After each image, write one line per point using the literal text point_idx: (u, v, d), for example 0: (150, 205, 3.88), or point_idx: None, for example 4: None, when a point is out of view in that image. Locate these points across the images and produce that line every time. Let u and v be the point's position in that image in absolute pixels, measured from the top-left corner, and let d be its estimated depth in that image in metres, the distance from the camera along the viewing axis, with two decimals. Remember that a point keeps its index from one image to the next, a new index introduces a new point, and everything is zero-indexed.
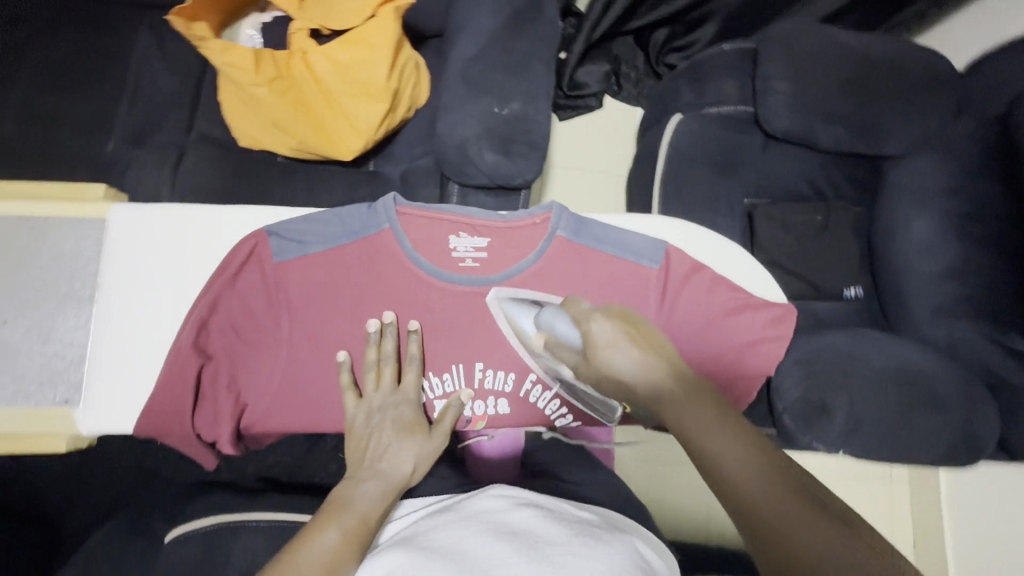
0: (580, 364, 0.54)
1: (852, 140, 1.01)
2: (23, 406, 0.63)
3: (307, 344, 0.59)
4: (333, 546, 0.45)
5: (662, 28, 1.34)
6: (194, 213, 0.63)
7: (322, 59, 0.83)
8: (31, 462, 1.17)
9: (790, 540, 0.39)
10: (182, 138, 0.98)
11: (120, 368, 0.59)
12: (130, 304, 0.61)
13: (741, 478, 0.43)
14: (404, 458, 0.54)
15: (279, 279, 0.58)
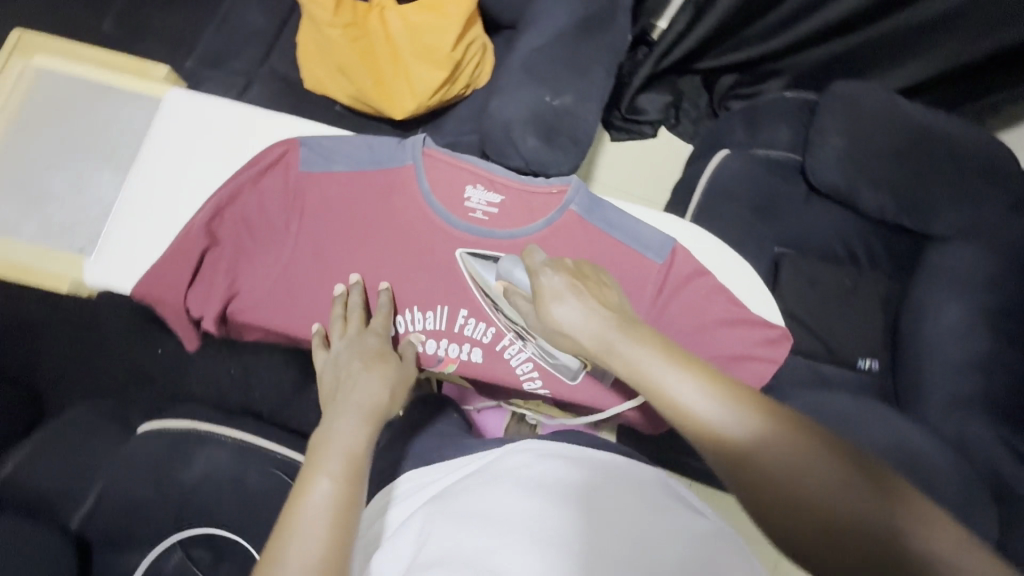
0: (532, 313, 0.56)
1: (896, 211, 0.99)
2: (47, 241, 0.87)
3: (308, 253, 0.61)
4: (332, 495, 0.44)
5: (731, 74, 1.36)
6: (240, 113, 0.67)
7: (397, 17, 0.89)
8: (41, 338, 1.23)
9: (789, 481, 0.43)
10: (253, 68, 1.04)
11: (134, 233, 0.63)
12: (160, 180, 0.64)
13: (739, 443, 0.45)
14: (371, 382, 0.54)
15: (300, 187, 0.61)
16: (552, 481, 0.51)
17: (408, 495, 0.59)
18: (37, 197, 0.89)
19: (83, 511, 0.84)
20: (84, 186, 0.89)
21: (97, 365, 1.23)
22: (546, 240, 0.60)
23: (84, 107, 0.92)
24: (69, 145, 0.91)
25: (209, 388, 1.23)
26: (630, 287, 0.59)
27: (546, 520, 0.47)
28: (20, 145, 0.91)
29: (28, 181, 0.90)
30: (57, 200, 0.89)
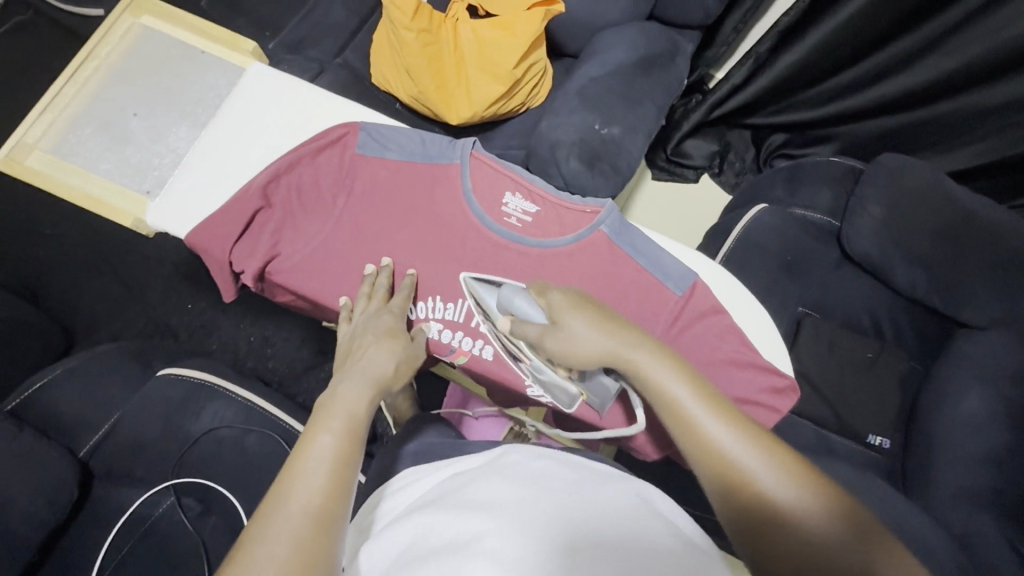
0: (546, 341, 0.55)
1: (928, 289, 0.99)
2: (120, 183, 0.96)
3: (350, 228, 0.65)
4: (331, 449, 0.46)
5: (780, 133, 1.38)
6: (310, 93, 0.72)
7: (469, 31, 0.94)
8: (85, 274, 1.31)
9: (780, 519, 0.43)
10: (328, 58, 1.12)
11: (197, 185, 0.68)
12: (228, 142, 0.69)
13: (741, 466, 0.46)
14: (381, 355, 0.56)
15: (354, 167, 0.65)
16: (549, 477, 0.48)
17: (399, 495, 0.56)
18: (120, 140, 0.98)
19: (91, 442, 0.87)
20: (163, 137, 0.98)
21: (130, 308, 1.30)
22: (572, 254, 0.61)
23: (176, 68, 1.01)
24: (155, 99, 0.99)
25: (227, 349, 1.28)
26: (647, 314, 0.60)
27: (544, 504, 0.43)
28: (113, 92, 1.00)
29: (115, 125, 0.98)
30: (136, 145, 0.97)
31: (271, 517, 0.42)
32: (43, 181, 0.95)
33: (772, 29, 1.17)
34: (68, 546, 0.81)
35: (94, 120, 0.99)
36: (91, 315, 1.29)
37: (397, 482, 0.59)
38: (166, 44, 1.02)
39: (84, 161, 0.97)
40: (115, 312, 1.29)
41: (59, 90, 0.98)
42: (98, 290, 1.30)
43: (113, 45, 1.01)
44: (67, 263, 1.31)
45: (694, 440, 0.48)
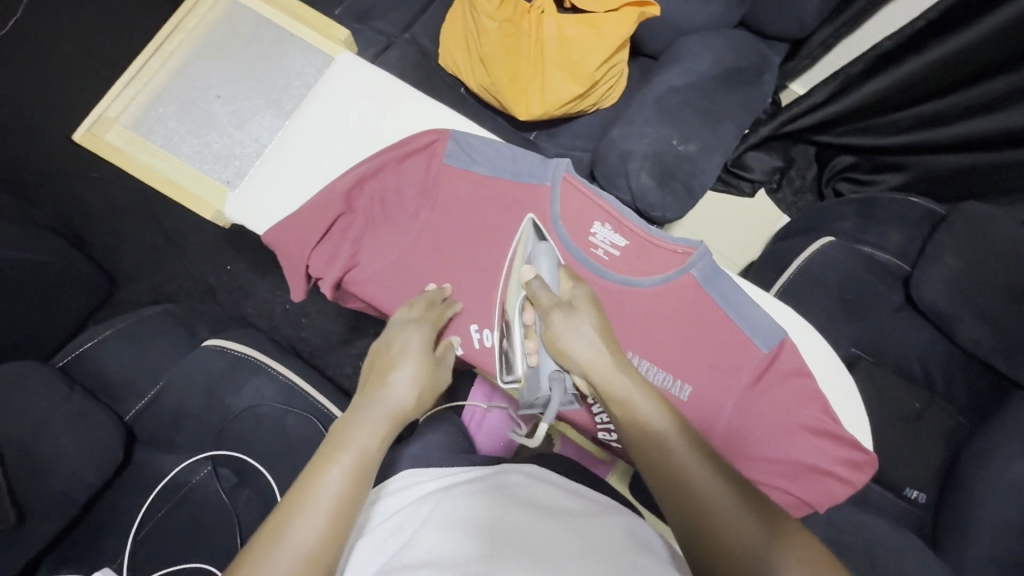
0: (552, 316, 0.54)
1: (993, 351, 0.93)
2: (180, 158, 0.92)
3: (431, 243, 0.64)
4: (338, 488, 0.46)
5: (849, 156, 1.32)
6: (396, 90, 0.70)
7: (553, 25, 0.87)
8: (127, 222, 1.30)
9: (731, 540, 0.45)
10: (397, 33, 1.08)
11: (276, 178, 0.67)
12: (310, 137, 0.68)
13: (671, 447, 0.50)
14: (409, 385, 0.54)
15: (438, 179, 0.64)
16: (546, 505, 0.55)
17: (395, 496, 0.60)
18: (204, 122, 0.94)
19: (136, 408, 0.88)
20: (246, 122, 0.94)
21: (171, 264, 1.30)
22: (658, 297, 0.58)
23: (247, 32, 0.97)
24: (225, 69, 0.96)
25: (264, 315, 1.28)
26: (728, 370, 0.57)
27: (545, 527, 0.50)
28: (194, 68, 0.96)
29: (196, 104, 0.94)
30: (218, 129, 0.94)
31: (276, 543, 0.43)
32: (121, 162, 0.92)
33: (867, 51, 1.11)
34: (114, 502, 0.84)
35: (178, 98, 0.95)
36: (132, 265, 1.29)
37: (382, 487, 0.64)
38: (251, 15, 0.98)
39: (166, 139, 0.93)
40: (158, 265, 1.29)
41: (148, 63, 0.95)
42: (142, 241, 1.30)
43: (200, 17, 0.97)
44: (111, 212, 1.30)
45: (655, 458, 0.50)
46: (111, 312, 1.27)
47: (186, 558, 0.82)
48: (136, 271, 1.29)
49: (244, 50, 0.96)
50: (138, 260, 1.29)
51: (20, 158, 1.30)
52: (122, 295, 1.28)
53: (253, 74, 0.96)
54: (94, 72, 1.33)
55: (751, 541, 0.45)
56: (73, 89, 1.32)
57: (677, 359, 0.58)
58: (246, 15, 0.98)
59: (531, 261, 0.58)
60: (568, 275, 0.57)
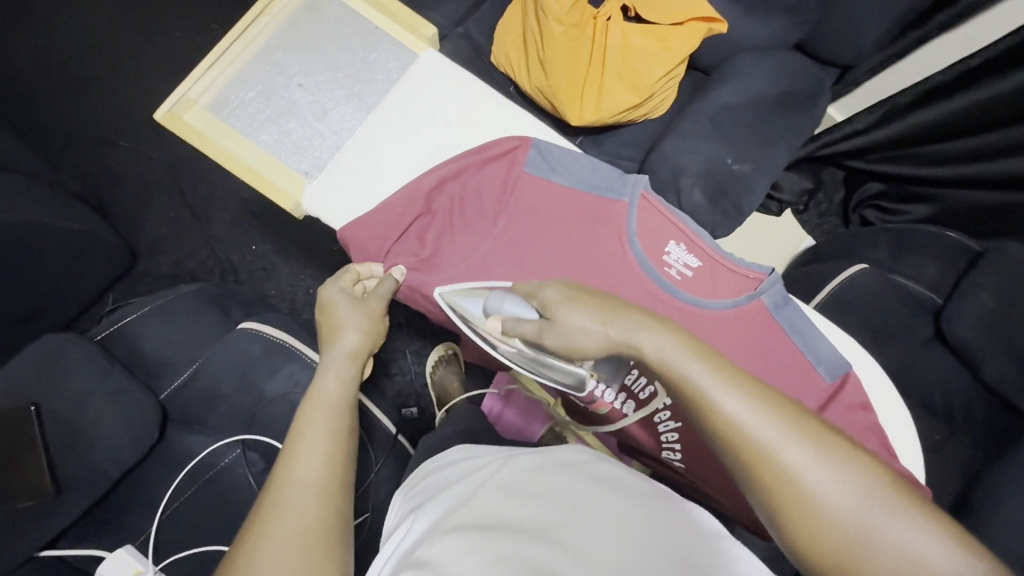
0: (543, 337, 0.54)
1: (1017, 391, 0.94)
2: (252, 142, 0.79)
3: (506, 248, 0.67)
4: (326, 442, 0.52)
5: (878, 182, 1.32)
6: (478, 92, 0.76)
7: (619, 33, 0.87)
8: (153, 194, 1.28)
9: (767, 455, 0.44)
10: (449, 26, 1.06)
11: (360, 171, 0.74)
12: (388, 137, 0.74)
13: (685, 373, 0.47)
14: (352, 328, 0.62)
15: (516, 185, 0.68)
16: (607, 480, 0.54)
17: (441, 471, 0.63)
18: (285, 111, 0.80)
19: (171, 387, 0.87)
20: (326, 113, 0.81)
21: (194, 239, 1.27)
22: (727, 320, 0.60)
23: (330, 18, 0.84)
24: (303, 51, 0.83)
25: (285, 298, 1.26)
26: (791, 397, 0.59)
27: (605, 507, 0.49)
28: (279, 53, 0.83)
29: (277, 93, 0.81)
30: (299, 120, 0.80)
31: (279, 501, 0.48)
32: (205, 150, 0.79)
33: (915, 84, 1.13)
34: (140, 480, 0.83)
35: (258, 82, 0.81)
36: (155, 237, 1.27)
37: (438, 458, 0.68)
38: (336, 4, 0.84)
39: (246, 125, 0.80)
40: (180, 239, 1.27)
41: (227, 46, 0.82)
42: (167, 214, 1.28)
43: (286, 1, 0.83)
44: (137, 183, 1.28)
45: (679, 388, 0.48)
46: (132, 284, 1.25)
47: (214, 539, 0.82)
48: (159, 243, 1.27)
49: (325, 32, 0.83)
50: (162, 233, 1.27)
51: (50, 120, 1.27)
52: (145, 267, 1.26)
53: (336, 62, 0.83)
54: (130, 39, 1.30)
55: (802, 476, 0.43)
56: (107, 53, 1.30)
57: None
58: (332, 4, 0.84)
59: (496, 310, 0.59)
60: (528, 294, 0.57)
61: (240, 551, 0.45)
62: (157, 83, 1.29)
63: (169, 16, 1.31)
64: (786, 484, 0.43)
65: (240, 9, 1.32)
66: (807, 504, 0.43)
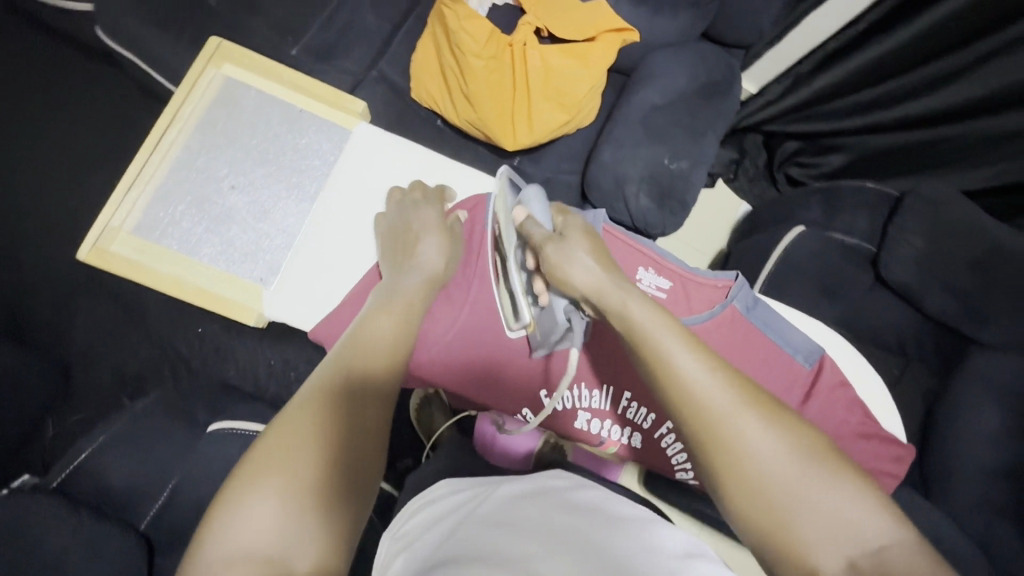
0: (546, 247, 0.60)
1: (955, 316, 1.03)
2: (195, 258, 0.74)
3: (484, 312, 0.74)
4: (388, 336, 0.63)
5: (795, 141, 1.35)
6: (418, 159, 0.79)
7: (537, 57, 0.88)
8: (71, 300, 1.15)
9: (731, 434, 0.46)
10: (363, 72, 1.03)
11: (321, 267, 0.74)
12: (344, 224, 0.75)
13: (658, 345, 0.51)
14: (433, 256, 0.70)
15: (479, 248, 0.75)
16: (591, 506, 0.50)
17: (426, 509, 0.58)
18: (224, 219, 0.76)
19: (151, 513, 0.80)
20: (269, 213, 0.76)
21: (134, 337, 1.15)
22: (708, 333, 0.62)
23: (247, 110, 0.79)
24: (220, 147, 0.77)
25: (248, 375, 1.16)
26: (779, 392, 0.62)
27: (587, 531, 0.46)
28: (201, 155, 0.77)
29: (210, 201, 0.76)
30: (241, 226, 0.76)
31: (327, 416, 0.53)
32: (143, 278, 0.73)
33: (815, 50, 1.22)
34: None
35: (185, 192, 0.76)
36: (83, 349, 1.14)
37: (414, 501, 0.63)
38: (252, 93, 0.80)
39: (184, 242, 0.75)
40: (113, 343, 1.14)
41: (141, 162, 0.75)
42: (88, 319, 1.15)
43: (196, 101, 0.78)
44: (47, 292, 1.15)
45: (660, 370, 0.50)
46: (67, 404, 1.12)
47: None
48: (85, 353, 1.14)
49: (240, 122, 0.78)
50: (87, 342, 1.14)
51: None
52: (82, 380, 1.13)
53: (265, 155, 0.78)
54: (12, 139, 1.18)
55: (751, 441, 0.46)
56: None
57: None
58: (249, 95, 0.79)
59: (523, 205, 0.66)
60: (556, 212, 0.65)
61: (276, 439, 0.50)
62: (52, 179, 1.18)
63: (53, 105, 1.20)
64: (741, 455, 0.46)
65: (129, 83, 1.21)
66: (751, 468, 0.46)
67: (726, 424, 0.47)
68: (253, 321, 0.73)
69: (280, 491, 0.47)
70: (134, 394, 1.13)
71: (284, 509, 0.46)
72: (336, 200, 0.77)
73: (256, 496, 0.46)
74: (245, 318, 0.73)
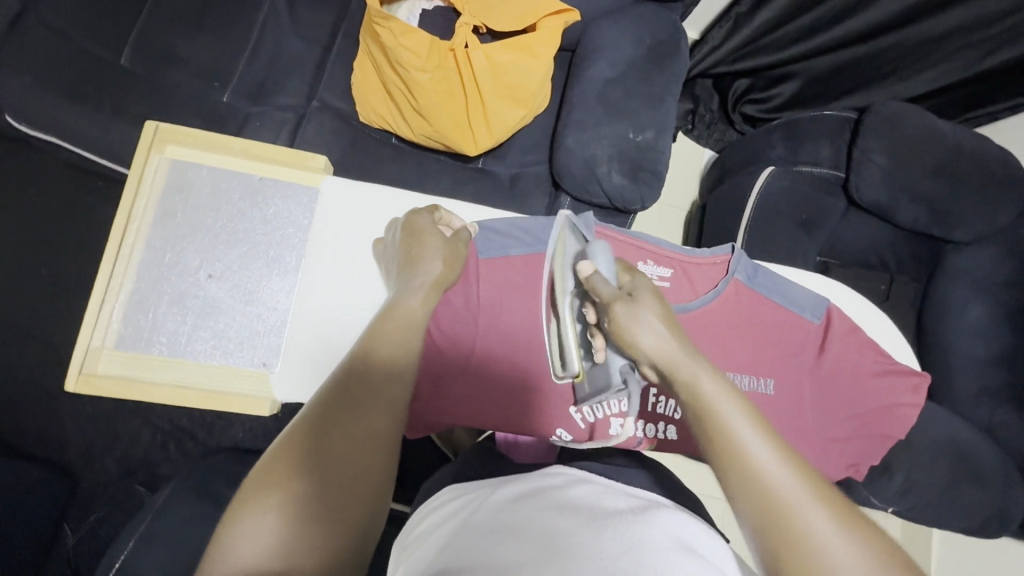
0: (615, 305, 0.52)
1: (928, 223, 1.07)
2: (190, 359, 0.70)
3: (497, 338, 0.67)
4: (397, 344, 0.52)
5: (744, 78, 1.33)
6: (392, 195, 0.75)
7: (482, 56, 0.84)
8: (47, 402, 1.07)
9: (802, 529, 0.39)
10: (303, 103, 0.98)
11: (319, 332, 0.70)
12: (329, 277, 0.72)
13: (728, 427, 0.43)
14: (436, 260, 0.60)
15: (478, 275, 0.67)
16: (583, 504, 0.42)
17: (434, 515, 0.51)
18: (209, 311, 0.72)
19: None
20: (255, 293, 0.73)
21: (129, 422, 1.09)
22: (717, 311, 0.63)
23: (204, 190, 0.75)
24: (185, 234, 0.74)
25: (259, 435, 1.11)
26: (798, 352, 0.65)
27: (576, 533, 0.38)
28: (170, 248, 0.73)
29: (189, 296, 0.72)
30: (228, 315, 0.72)
31: (332, 427, 0.45)
32: (137, 394, 0.69)
33: None
34: None
35: (162, 292, 0.72)
36: (76, 449, 1.07)
37: (426, 505, 0.54)
38: (205, 172, 0.76)
39: (174, 344, 0.71)
40: (103, 438, 1.08)
41: (107, 274, 0.71)
42: (72, 417, 1.08)
43: (148, 195, 0.74)
44: (19, 400, 1.07)
45: (725, 449, 0.43)
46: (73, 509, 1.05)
47: None
48: (78, 454, 1.07)
49: (200, 203, 0.75)
50: (76, 442, 1.07)
51: None
52: (87, 480, 1.06)
53: (235, 235, 0.74)
54: None
55: (825, 540, 0.38)
56: None
57: (756, 365, 0.64)
58: (201, 175, 0.75)
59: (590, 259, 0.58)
60: (624, 268, 0.57)
61: (277, 453, 0.43)
62: None
63: None
64: (805, 554, 0.38)
65: (55, 162, 1.14)
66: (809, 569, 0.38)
67: (794, 519, 0.39)
68: (269, 410, 0.69)
69: (285, 511, 0.40)
70: (147, 480, 1.08)
71: (286, 532, 0.40)
72: (314, 256, 0.72)
73: (255, 518, 0.40)
74: (258, 409, 0.69)
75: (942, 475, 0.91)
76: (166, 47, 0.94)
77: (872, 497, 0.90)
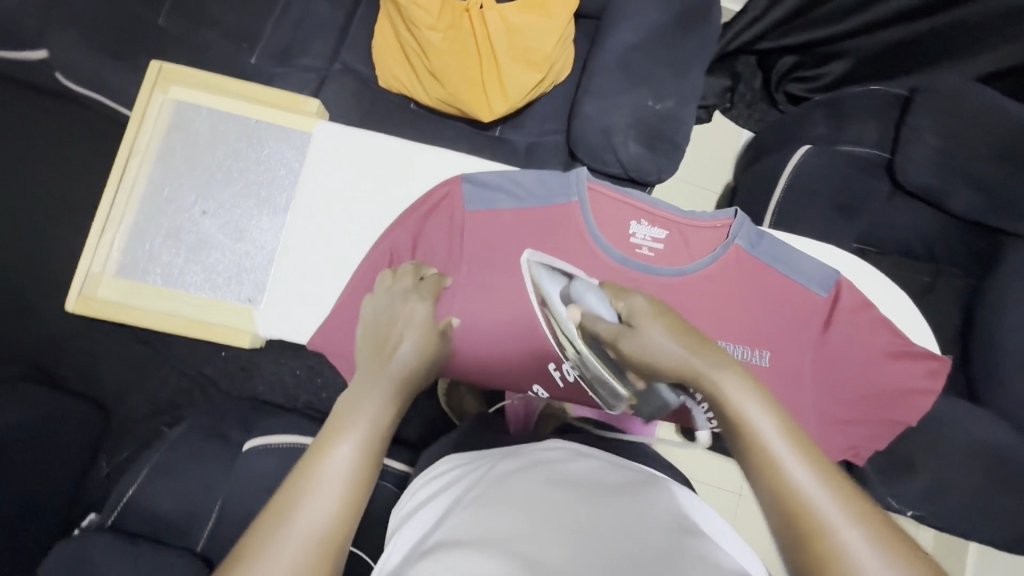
0: (620, 341, 0.52)
1: (984, 212, 0.98)
2: (181, 290, 0.75)
3: (481, 291, 0.66)
4: None
5: (791, 55, 1.24)
6: (391, 144, 0.75)
7: (497, 17, 0.83)
8: (88, 345, 1.16)
9: (823, 532, 0.38)
10: (326, 66, 0.99)
11: (314, 277, 0.72)
12: (319, 221, 0.73)
13: (759, 427, 0.43)
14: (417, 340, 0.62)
15: (463, 225, 0.67)
16: (581, 481, 0.43)
17: (433, 481, 0.52)
18: (200, 246, 0.76)
19: (205, 534, 0.82)
20: (244, 232, 0.76)
21: (160, 369, 1.16)
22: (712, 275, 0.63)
23: (202, 132, 0.79)
24: (185, 173, 0.77)
25: (275, 389, 1.16)
26: (802, 322, 0.63)
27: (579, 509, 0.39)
28: (168, 184, 0.78)
29: (184, 231, 0.76)
30: (218, 250, 0.76)
31: None
32: (134, 317, 0.76)
33: None
34: None
35: (160, 227, 0.77)
36: (112, 390, 1.15)
37: (427, 472, 0.56)
38: (203, 113, 0.79)
39: (167, 275, 0.76)
40: (137, 381, 1.16)
41: (110, 204, 0.76)
42: (110, 360, 1.16)
43: (150, 133, 0.78)
44: (63, 342, 1.15)
45: (751, 445, 0.43)
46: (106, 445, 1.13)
47: None
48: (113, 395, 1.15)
49: (202, 146, 0.78)
50: (113, 383, 1.15)
51: None
52: (120, 419, 1.14)
53: (229, 175, 0.77)
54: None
55: (850, 545, 0.37)
56: None
57: (750, 332, 0.64)
58: (200, 116, 0.79)
59: (576, 300, 0.59)
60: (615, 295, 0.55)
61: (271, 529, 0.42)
62: (47, 231, 1.17)
63: (30, 159, 1.20)
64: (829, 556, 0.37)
65: (102, 122, 1.20)
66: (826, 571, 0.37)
67: (819, 522, 0.38)
68: (249, 343, 0.75)
69: None
70: (173, 423, 1.15)
71: None
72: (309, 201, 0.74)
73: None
74: (240, 340, 0.76)
75: (972, 479, 0.85)
76: (200, 9, 0.97)
77: (889, 497, 0.85)
